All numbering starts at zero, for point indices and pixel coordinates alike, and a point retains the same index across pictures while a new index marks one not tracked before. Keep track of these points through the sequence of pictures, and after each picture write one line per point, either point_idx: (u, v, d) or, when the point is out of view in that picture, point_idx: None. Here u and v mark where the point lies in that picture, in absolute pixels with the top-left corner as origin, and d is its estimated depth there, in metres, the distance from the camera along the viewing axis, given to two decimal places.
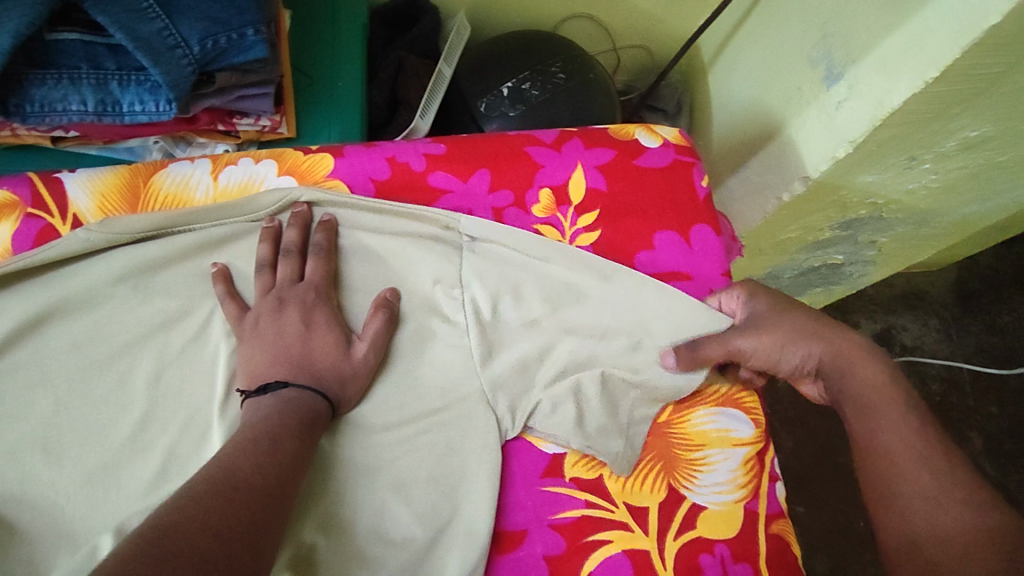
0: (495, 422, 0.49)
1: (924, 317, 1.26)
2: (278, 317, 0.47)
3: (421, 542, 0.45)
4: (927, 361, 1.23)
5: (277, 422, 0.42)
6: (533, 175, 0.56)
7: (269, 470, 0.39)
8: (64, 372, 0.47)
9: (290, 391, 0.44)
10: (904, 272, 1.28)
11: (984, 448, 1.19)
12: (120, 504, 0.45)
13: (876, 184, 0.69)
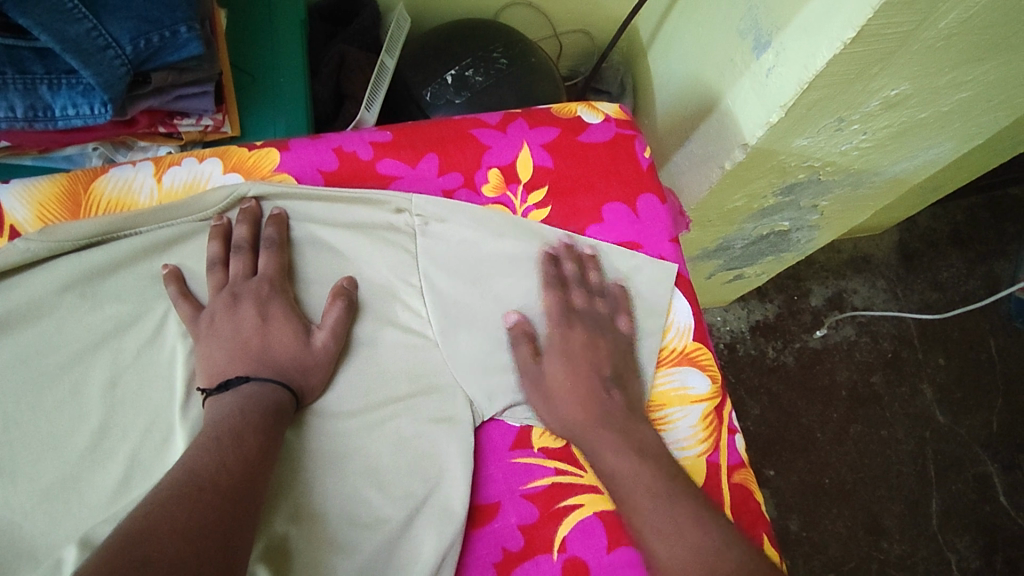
0: (466, 404, 0.49)
1: (871, 279, 1.32)
2: (234, 314, 0.47)
3: (395, 523, 0.44)
4: (877, 321, 1.29)
5: (239, 419, 0.42)
6: (480, 156, 0.56)
7: (236, 469, 0.39)
8: (12, 386, 0.46)
9: (253, 385, 0.44)
10: (849, 236, 1.33)
11: (935, 398, 1.25)
12: (85, 517, 0.44)
13: (810, 146, 0.72)
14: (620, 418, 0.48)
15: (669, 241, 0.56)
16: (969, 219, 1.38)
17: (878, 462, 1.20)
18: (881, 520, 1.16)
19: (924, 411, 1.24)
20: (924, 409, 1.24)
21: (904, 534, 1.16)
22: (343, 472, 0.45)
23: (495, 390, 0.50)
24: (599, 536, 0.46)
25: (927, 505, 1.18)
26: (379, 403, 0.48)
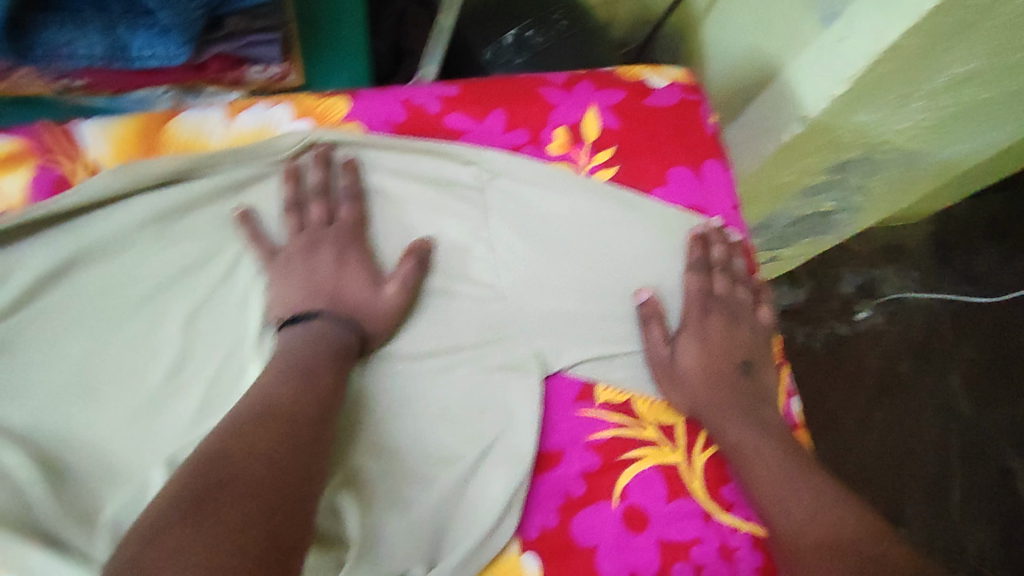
0: (534, 357, 0.49)
1: (904, 268, 1.31)
2: (312, 255, 0.48)
3: (468, 461, 0.45)
4: (909, 308, 1.29)
5: (315, 356, 0.44)
6: (547, 114, 0.56)
7: (309, 405, 0.40)
8: (97, 317, 0.47)
9: (328, 322, 0.46)
10: (885, 224, 1.32)
11: (962, 387, 1.25)
12: (167, 441, 0.46)
13: (870, 123, 0.71)
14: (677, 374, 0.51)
15: (732, 208, 0.56)
16: (1007, 211, 1.36)
17: (902, 447, 1.20)
18: (903, 506, 1.17)
19: (950, 400, 1.24)
20: (949, 397, 1.24)
21: (926, 519, 1.17)
22: (413, 412, 0.46)
23: (561, 346, 0.50)
24: (658, 487, 0.48)
25: (948, 492, 1.19)
26: (447, 350, 0.49)
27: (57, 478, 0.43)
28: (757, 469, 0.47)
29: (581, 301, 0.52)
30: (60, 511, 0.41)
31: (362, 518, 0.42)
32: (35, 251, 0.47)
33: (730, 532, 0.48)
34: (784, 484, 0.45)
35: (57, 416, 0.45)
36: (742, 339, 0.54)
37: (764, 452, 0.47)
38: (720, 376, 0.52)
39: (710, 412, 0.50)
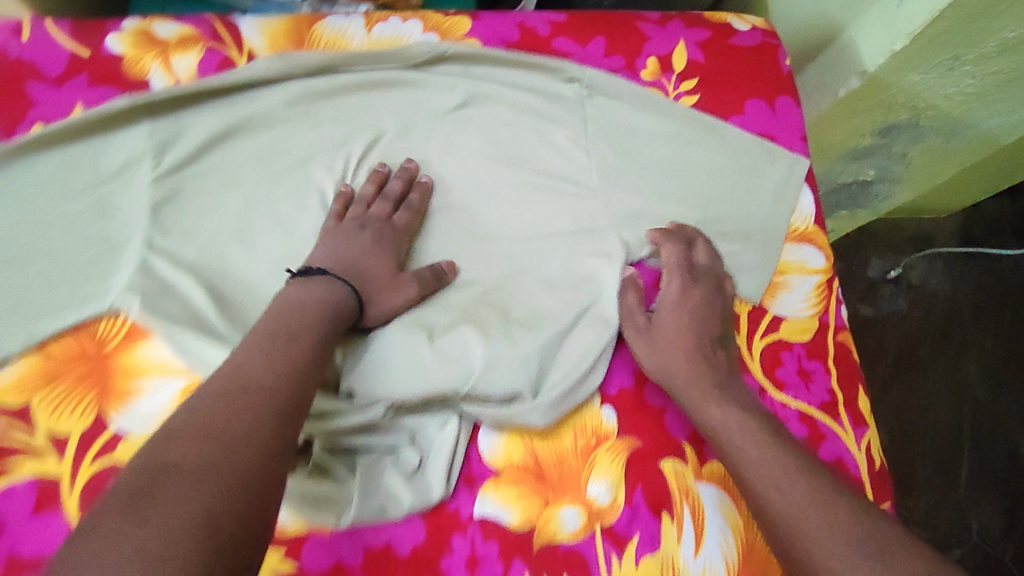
0: (624, 249, 0.56)
1: (931, 258, 1.35)
2: (354, 233, 0.53)
3: (566, 318, 0.53)
4: (933, 297, 1.32)
5: (299, 331, 0.44)
6: (642, 45, 0.63)
7: (284, 389, 0.40)
8: (251, 177, 0.55)
9: (324, 284, 0.48)
10: (915, 213, 1.37)
11: (978, 374, 1.27)
12: None
13: (920, 84, 0.78)
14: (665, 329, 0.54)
15: (799, 138, 0.63)
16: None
17: (912, 424, 1.23)
18: (911, 477, 1.20)
19: (965, 382, 1.26)
20: (964, 381, 1.27)
21: (934, 493, 1.18)
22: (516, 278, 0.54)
23: (646, 240, 0.57)
24: None
25: (954, 471, 1.21)
26: (547, 234, 0.57)
27: (225, 301, 0.52)
28: (741, 450, 0.47)
29: (663, 205, 0.59)
30: (228, 323, 0.51)
31: (483, 344, 0.51)
32: (205, 118, 0.55)
33: (781, 405, 0.55)
34: (775, 485, 0.44)
35: (218, 255, 0.54)
36: (714, 316, 0.55)
37: (748, 438, 0.47)
38: (691, 346, 0.52)
39: (683, 386, 0.51)
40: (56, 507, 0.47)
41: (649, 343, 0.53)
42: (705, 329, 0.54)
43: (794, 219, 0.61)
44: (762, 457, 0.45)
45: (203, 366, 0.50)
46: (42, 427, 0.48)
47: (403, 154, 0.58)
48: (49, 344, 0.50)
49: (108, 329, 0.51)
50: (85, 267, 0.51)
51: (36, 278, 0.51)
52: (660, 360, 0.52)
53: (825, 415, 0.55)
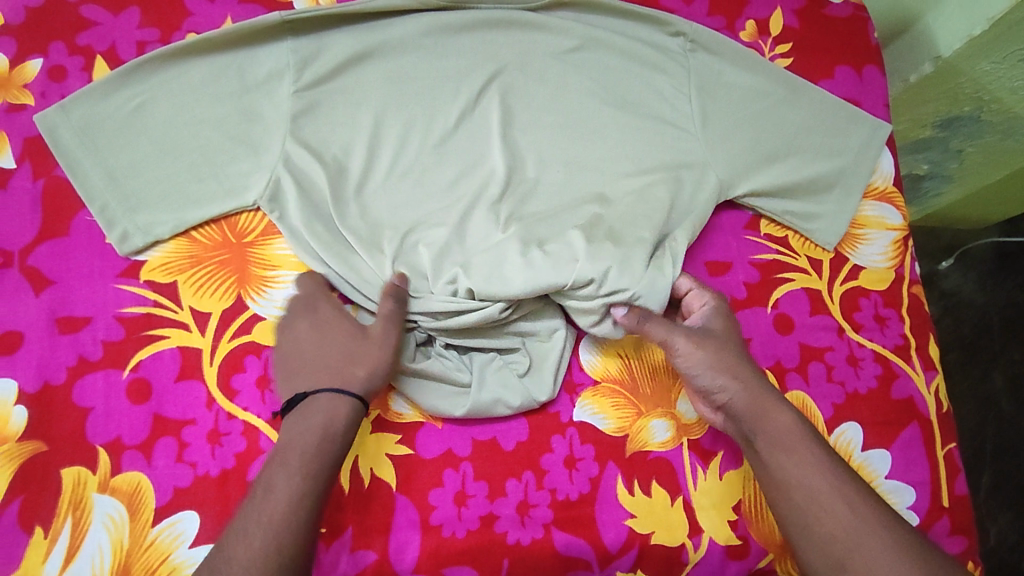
0: (718, 188, 0.61)
1: (967, 265, 1.27)
2: (295, 334, 0.51)
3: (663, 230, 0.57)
4: (965, 307, 1.25)
5: (300, 453, 0.45)
6: (742, 8, 0.69)
7: (295, 505, 0.43)
8: (382, 97, 0.60)
9: (309, 409, 0.47)
10: (950, 224, 1.29)
11: (1004, 386, 1.22)
12: (435, 195, 0.58)
13: (989, 74, 0.80)
14: (721, 363, 0.50)
15: (882, 104, 0.68)
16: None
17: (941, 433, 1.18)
18: None
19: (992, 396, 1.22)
20: (992, 394, 1.22)
21: None
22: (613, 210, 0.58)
23: (738, 183, 0.62)
24: (804, 302, 0.60)
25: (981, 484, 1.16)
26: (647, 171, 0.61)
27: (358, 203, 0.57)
28: (798, 478, 0.47)
29: (758, 155, 0.63)
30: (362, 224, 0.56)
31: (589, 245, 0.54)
32: (344, 40, 0.60)
33: (858, 345, 0.59)
34: (842, 504, 0.46)
35: (350, 165, 0.58)
36: (735, 332, 0.53)
37: (803, 455, 0.47)
38: (743, 374, 0.50)
39: (750, 396, 0.49)
40: (197, 376, 0.52)
41: (711, 365, 0.50)
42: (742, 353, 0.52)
43: (874, 179, 0.66)
44: (816, 484, 0.46)
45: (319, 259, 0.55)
46: (187, 304, 0.53)
47: (521, 88, 0.63)
48: (196, 231, 0.55)
49: (248, 221, 0.56)
50: (228, 166, 0.56)
51: (185, 172, 0.56)
52: (720, 382, 0.50)
53: (899, 357, 0.60)
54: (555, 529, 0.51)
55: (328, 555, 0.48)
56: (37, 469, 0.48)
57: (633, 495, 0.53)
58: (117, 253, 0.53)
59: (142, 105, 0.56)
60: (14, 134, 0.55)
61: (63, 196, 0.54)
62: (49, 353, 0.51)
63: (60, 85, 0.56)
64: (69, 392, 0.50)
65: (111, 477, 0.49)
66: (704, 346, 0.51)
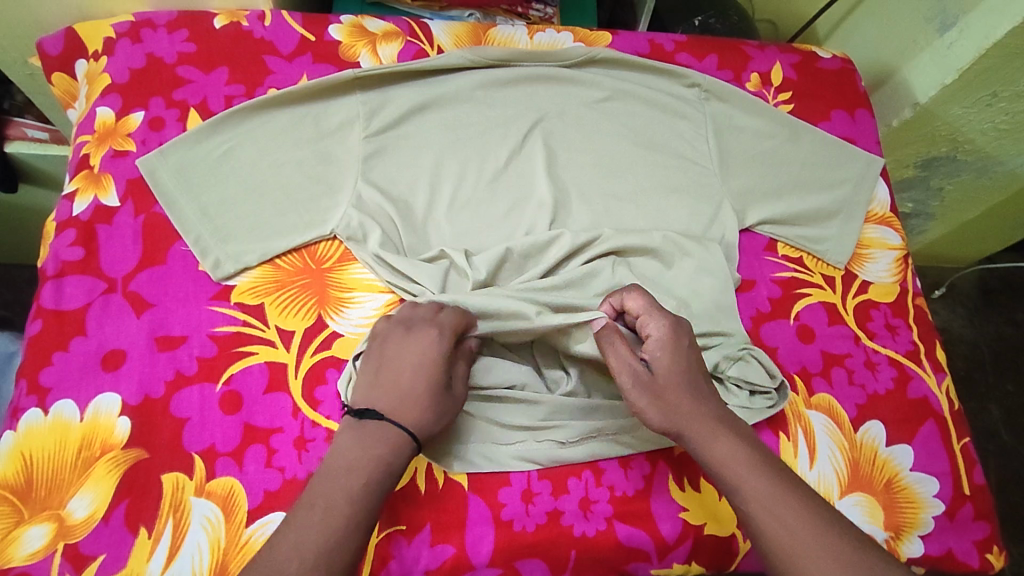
0: (737, 217, 0.70)
1: (952, 304, 1.44)
2: (398, 343, 0.51)
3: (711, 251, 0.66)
4: (956, 341, 1.40)
5: (372, 465, 0.46)
6: (746, 63, 0.80)
7: (357, 506, 0.45)
8: (440, 141, 0.68)
9: (386, 425, 0.48)
10: (936, 264, 1.47)
11: (1002, 418, 1.35)
12: (490, 226, 0.66)
13: (963, 117, 0.94)
14: (695, 377, 0.52)
15: (874, 142, 0.79)
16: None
17: None
18: None
19: (989, 427, 1.34)
20: (989, 426, 1.34)
21: None
22: (654, 266, 0.66)
23: (753, 212, 0.71)
24: (822, 314, 0.68)
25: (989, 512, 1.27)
26: (675, 202, 0.70)
27: (423, 231, 0.65)
28: (747, 491, 0.47)
29: (768, 189, 0.73)
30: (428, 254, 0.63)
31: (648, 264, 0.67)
32: (408, 92, 0.69)
33: (873, 351, 0.67)
34: (771, 508, 0.46)
35: (417, 199, 0.66)
36: (694, 351, 0.54)
37: (749, 477, 0.48)
38: (694, 392, 0.52)
39: (683, 427, 0.50)
40: (283, 388, 0.57)
41: (657, 390, 0.51)
42: (695, 375, 0.53)
43: (873, 206, 0.75)
44: (747, 490, 0.48)
45: (399, 288, 0.61)
46: (273, 323, 0.59)
47: (560, 133, 0.72)
48: (279, 259, 0.61)
49: (326, 250, 0.62)
50: (308, 201, 0.63)
51: (271, 208, 0.62)
52: (672, 403, 0.51)
53: (910, 361, 0.67)
54: (616, 522, 0.55)
55: (410, 550, 0.52)
56: (139, 476, 0.52)
57: (684, 491, 0.57)
58: (211, 278, 0.59)
59: (230, 149, 0.64)
60: (118, 176, 0.62)
61: (160, 229, 0.60)
62: (150, 368, 0.55)
63: (159, 133, 0.64)
64: (167, 403, 0.55)
65: (206, 482, 0.52)
66: (657, 370, 0.52)
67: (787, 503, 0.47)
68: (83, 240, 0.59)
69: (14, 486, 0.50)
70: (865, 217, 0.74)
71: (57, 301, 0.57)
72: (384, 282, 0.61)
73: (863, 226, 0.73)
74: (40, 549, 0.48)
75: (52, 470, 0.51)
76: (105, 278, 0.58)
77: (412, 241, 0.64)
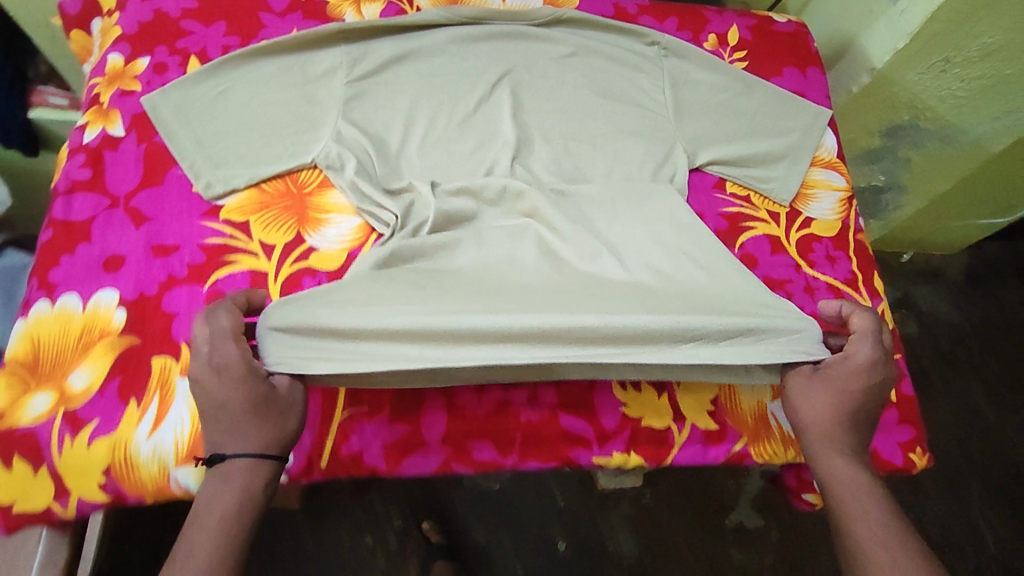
0: (688, 158, 0.76)
1: (937, 288, 1.68)
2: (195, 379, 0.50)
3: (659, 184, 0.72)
4: (939, 322, 1.63)
5: (238, 497, 0.49)
6: (705, 25, 0.86)
7: (231, 541, 0.48)
8: (414, 87, 0.75)
9: (238, 464, 0.49)
10: (925, 250, 1.70)
11: (988, 395, 1.56)
12: (458, 162, 0.73)
13: (919, 83, 0.99)
14: (867, 413, 0.57)
15: (824, 96, 0.84)
16: (1003, 254, 1.74)
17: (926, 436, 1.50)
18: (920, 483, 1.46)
19: (972, 406, 1.54)
20: (970, 402, 1.54)
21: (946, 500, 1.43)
22: (625, 197, 0.71)
23: (704, 153, 0.76)
24: (765, 244, 0.73)
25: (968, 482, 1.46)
26: (632, 145, 0.76)
27: (396, 164, 0.72)
28: (857, 512, 0.53)
29: (719, 134, 0.78)
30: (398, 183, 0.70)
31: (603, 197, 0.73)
32: (387, 44, 0.76)
33: (813, 278, 0.72)
34: (878, 537, 0.51)
35: (391, 136, 0.72)
36: (881, 389, 0.58)
37: (862, 503, 0.53)
38: (848, 417, 0.57)
39: (816, 442, 0.56)
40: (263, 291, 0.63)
41: (813, 403, 0.57)
42: (868, 410, 0.57)
43: (820, 152, 0.80)
44: (859, 515, 0.53)
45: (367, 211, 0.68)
46: (256, 237, 0.65)
47: (526, 83, 0.78)
48: (265, 183, 0.68)
49: (307, 178, 0.69)
50: (291, 134, 0.70)
51: (259, 140, 0.69)
52: (818, 420, 0.57)
53: (848, 288, 0.72)
54: (560, 411, 0.60)
55: (371, 428, 0.58)
56: (131, 358, 0.58)
57: (625, 389, 0.62)
58: (202, 197, 0.66)
59: (223, 89, 0.71)
60: (124, 111, 0.70)
61: (160, 155, 0.68)
62: (146, 270, 0.62)
63: (162, 76, 0.72)
64: (159, 300, 0.61)
65: (191, 365, 0.59)
66: (820, 385, 0.58)
67: (894, 539, 0.51)
68: (92, 162, 0.66)
69: (24, 362, 0.58)
70: (812, 162, 0.79)
71: (66, 212, 0.64)
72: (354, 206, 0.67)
73: (809, 170, 0.78)
74: (44, 412, 0.56)
75: (57, 351, 0.58)
76: (109, 194, 0.65)
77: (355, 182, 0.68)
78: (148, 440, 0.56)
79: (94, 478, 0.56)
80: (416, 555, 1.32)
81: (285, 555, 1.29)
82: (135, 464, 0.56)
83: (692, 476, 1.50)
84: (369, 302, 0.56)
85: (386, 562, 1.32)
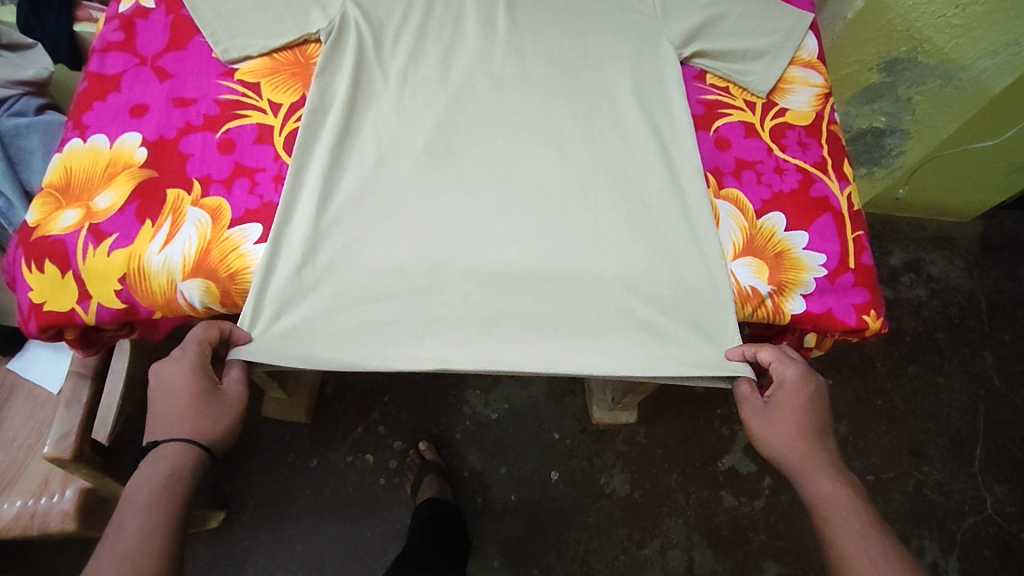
0: (672, 51, 0.80)
1: (950, 256, 1.65)
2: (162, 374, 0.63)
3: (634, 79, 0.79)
4: (950, 289, 1.61)
5: (170, 465, 0.60)
6: None
7: (156, 501, 0.58)
8: None
9: (173, 443, 0.61)
10: (935, 216, 1.68)
11: (996, 364, 1.55)
12: (452, 45, 0.79)
13: (913, 8, 1.01)
14: (816, 423, 0.67)
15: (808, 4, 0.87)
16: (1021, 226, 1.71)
17: (930, 401, 1.49)
18: (924, 448, 1.45)
19: (982, 373, 1.53)
20: (982, 370, 1.54)
21: (944, 465, 1.44)
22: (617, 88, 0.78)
23: (686, 45, 0.80)
24: (739, 129, 0.77)
25: (972, 449, 1.46)
26: (617, 39, 0.81)
27: (394, 42, 0.77)
28: (836, 521, 0.61)
29: (707, 27, 0.81)
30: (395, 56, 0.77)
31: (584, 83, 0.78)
32: None
33: (784, 160, 0.75)
34: (857, 537, 0.60)
35: (391, 19, 0.79)
36: (818, 404, 0.67)
37: (840, 510, 0.62)
38: (805, 435, 0.66)
39: (792, 464, 0.65)
40: (269, 142, 0.70)
41: (773, 431, 0.66)
42: (815, 424, 0.67)
43: (801, 51, 0.83)
44: (836, 519, 0.61)
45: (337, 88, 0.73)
46: (266, 97, 0.72)
47: None
48: (276, 54, 0.75)
49: (314, 49, 0.76)
50: (297, 7, 0.76)
51: (270, 14, 0.75)
52: (780, 446, 0.66)
53: (817, 170, 0.75)
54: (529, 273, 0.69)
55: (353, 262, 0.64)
56: (149, 187, 0.66)
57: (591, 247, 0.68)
58: (219, 60, 0.73)
59: None
60: None
61: (185, 24, 0.75)
62: (167, 117, 0.70)
63: None
64: (177, 143, 0.68)
65: (201, 198, 0.66)
66: (771, 416, 0.66)
67: (870, 533, 0.60)
68: (125, 28, 0.75)
69: (58, 186, 0.66)
70: (792, 60, 0.82)
71: (101, 67, 0.72)
72: (326, 78, 0.73)
73: (788, 66, 0.82)
74: (72, 225, 0.64)
75: (87, 178, 0.66)
76: (138, 55, 0.73)
77: (338, 141, 0.71)
78: (158, 254, 0.63)
79: (111, 284, 0.63)
80: (412, 472, 1.34)
81: (290, 471, 1.34)
82: (147, 274, 0.63)
83: (689, 420, 1.46)
84: (350, 263, 0.67)
85: (384, 480, 1.35)
